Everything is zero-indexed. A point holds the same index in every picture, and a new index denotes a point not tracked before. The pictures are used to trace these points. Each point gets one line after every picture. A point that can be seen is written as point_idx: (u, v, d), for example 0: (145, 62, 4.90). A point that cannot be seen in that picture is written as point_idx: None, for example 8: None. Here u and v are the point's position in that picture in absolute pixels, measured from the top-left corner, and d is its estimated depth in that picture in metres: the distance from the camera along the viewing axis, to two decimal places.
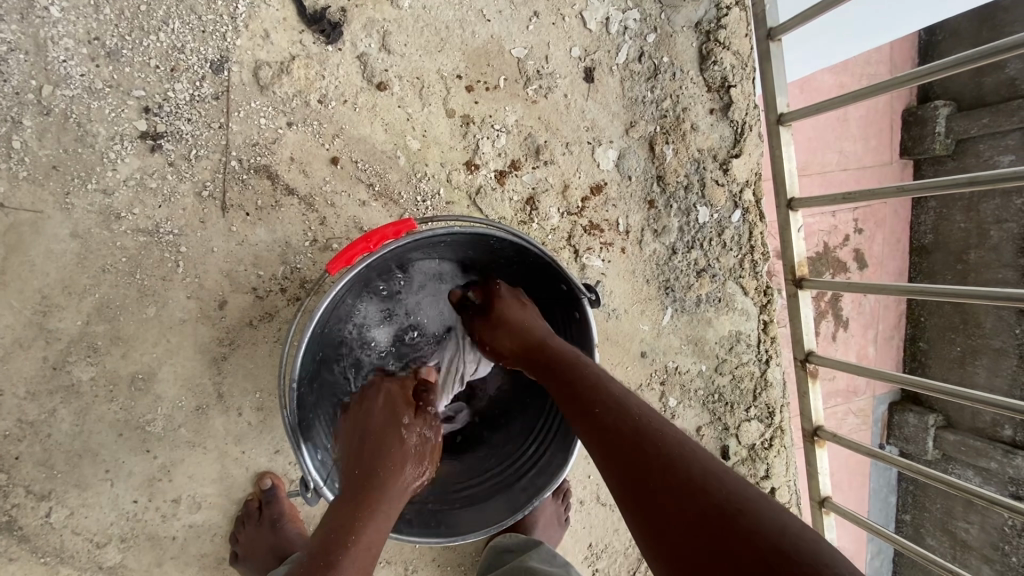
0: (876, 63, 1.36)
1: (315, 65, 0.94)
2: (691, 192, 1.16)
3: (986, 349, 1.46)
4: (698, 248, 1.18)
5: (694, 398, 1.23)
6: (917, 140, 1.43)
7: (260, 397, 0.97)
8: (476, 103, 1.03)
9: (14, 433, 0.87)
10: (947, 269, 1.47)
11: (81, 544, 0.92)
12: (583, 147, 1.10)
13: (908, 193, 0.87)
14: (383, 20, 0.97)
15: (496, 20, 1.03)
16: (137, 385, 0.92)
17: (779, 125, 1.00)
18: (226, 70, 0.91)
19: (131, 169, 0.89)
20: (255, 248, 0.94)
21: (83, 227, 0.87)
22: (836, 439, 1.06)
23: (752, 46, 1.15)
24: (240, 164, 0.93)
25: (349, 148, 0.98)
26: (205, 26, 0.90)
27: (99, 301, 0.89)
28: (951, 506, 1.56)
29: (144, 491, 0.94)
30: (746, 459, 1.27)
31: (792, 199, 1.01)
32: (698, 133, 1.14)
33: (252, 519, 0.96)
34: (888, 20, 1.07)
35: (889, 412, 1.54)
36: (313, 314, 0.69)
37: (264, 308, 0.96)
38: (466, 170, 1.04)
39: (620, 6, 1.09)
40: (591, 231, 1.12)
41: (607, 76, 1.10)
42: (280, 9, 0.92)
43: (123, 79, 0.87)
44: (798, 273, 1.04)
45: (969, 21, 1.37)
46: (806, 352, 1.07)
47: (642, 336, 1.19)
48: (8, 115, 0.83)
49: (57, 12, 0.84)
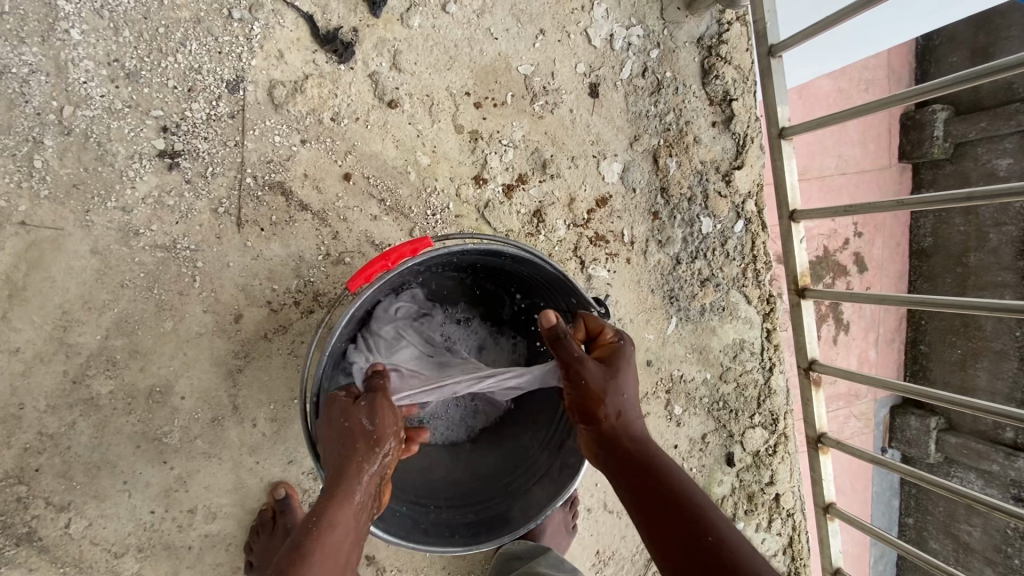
0: (873, 68, 1.39)
1: (328, 83, 0.97)
2: (694, 204, 1.18)
3: (986, 351, 1.47)
4: (702, 258, 1.20)
5: (699, 405, 1.25)
6: (915, 143, 1.46)
7: (274, 407, 0.99)
8: (484, 119, 1.06)
9: (35, 445, 0.89)
10: (947, 273, 1.49)
11: (100, 554, 0.93)
12: (589, 161, 1.12)
13: (907, 207, 0.89)
14: (393, 40, 1.00)
15: (503, 38, 1.06)
16: (154, 398, 0.93)
17: (780, 139, 1.02)
18: (242, 90, 0.93)
19: (149, 187, 0.91)
20: (269, 262, 0.97)
21: (102, 243, 0.90)
22: (840, 446, 1.08)
23: (752, 61, 1.17)
24: (255, 180, 0.95)
25: (361, 164, 1.00)
26: (221, 47, 0.92)
27: (118, 316, 0.91)
28: (953, 509, 1.57)
29: (161, 502, 0.96)
30: (751, 465, 1.29)
31: (793, 210, 1.03)
32: (701, 146, 1.17)
33: (265, 529, 0.97)
34: (892, 24, 1.10)
35: (891, 416, 1.56)
36: (333, 330, 0.71)
37: (279, 321, 0.98)
38: (475, 184, 1.06)
39: (624, 23, 1.11)
40: (596, 242, 1.14)
41: (612, 91, 1.12)
42: (294, 29, 0.95)
43: (142, 100, 0.90)
44: (801, 283, 1.06)
45: (964, 29, 1.39)
46: (809, 359, 1.09)
47: (648, 345, 1.20)
48: (30, 135, 0.86)
49: (78, 35, 0.87)
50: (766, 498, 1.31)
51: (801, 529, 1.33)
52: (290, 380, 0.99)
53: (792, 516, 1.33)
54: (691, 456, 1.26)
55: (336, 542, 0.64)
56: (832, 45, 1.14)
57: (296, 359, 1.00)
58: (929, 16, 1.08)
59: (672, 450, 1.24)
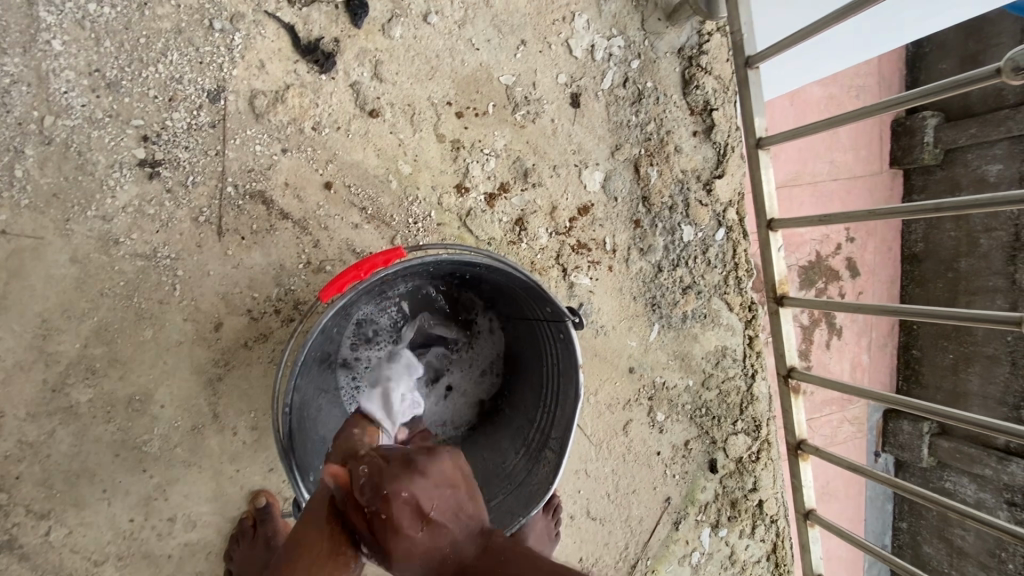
0: (864, 75, 1.41)
1: (309, 93, 0.98)
2: (675, 213, 1.19)
3: (978, 356, 1.47)
4: (683, 266, 1.21)
5: (681, 412, 1.26)
6: (906, 150, 1.47)
7: (254, 416, 0.99)
8: (466, 128, 1.07)
9: (14, 454, 0.89)
10: (938, 277, 1.50)
11: (78, 563, 0.93)
12: (570, 170, 1.13)
13: (879, 217, 0.91)
14: (375, 50, 1.01)
15: (484, 48, 1.07)
16: (134, 406, 0.93)
17: (758, 148, 1.03)
18: (223, 100, 0.94)
19: (130, 196, 0.91)
20: (249, 270, 0.97)
21: (82, 252, 0.90)
22: (818, 453, 1.08)
23: (732, 71, 1.19)
24: (236, 189, 0.95)
25: (343, 173, 1.01)
26: (203, 57, 0.93)
27: (97, 324, 0.91)
28: (947, 514, 1.57)
29: (140, 510, 0.95)
30: (733, 471, 1.30)
31: (771, 219, 1.04)
32: (682, 155, 1.18)
33: (246, 537, 0.97)
34: (882, 30, 1.11)
35: (884, 420, 1.59)
36: (305, 341, 0.71)
37: (259, 329, 0.98)
38: (456, 193, 1.07)
39: (604, 34, 1.13)
40: (578, 250, 1.15)
41: (593, 100, 1.13)
42: (276, 40, 0.96)
43: (123, 110, 0.90)
44: (779, 292, 1.07)
45: (956, 33, 1.41)
46: (787, 367, 1.10)
47: (630, 352, 1.21)
48: (11, 145, 0.86)
49: (59, 46, 0.87)
50: (750, 505, 1.31)
51: (784, 535, 1.34)
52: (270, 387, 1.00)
53: (776, 522, 1.33)
54: (673, 463, 1.26)
55: (324, 542, 0.62)
56: (821, 53, 1.14)
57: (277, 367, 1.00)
58: (919, 20, 1.09)
59: (655, 456, 1.25)
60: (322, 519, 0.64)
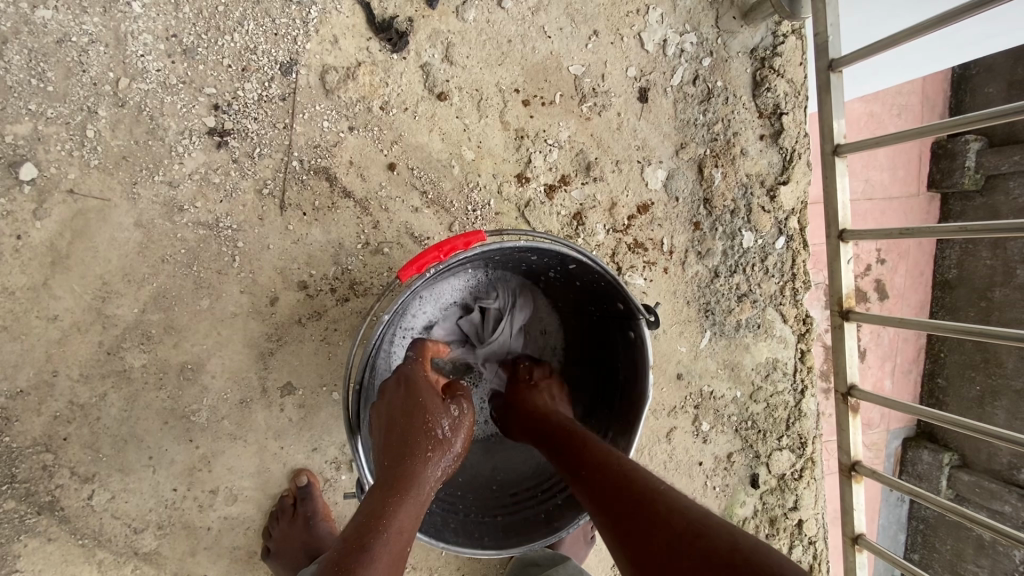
0: (908, 93, 1.34)
1: (380, 72, 0.96)
2: (737, 217, 1.15)
3: (1005, 390, 1.43)
4: (741, 273, 1.17)
5: (727, 424, 1.22)
6: (945, 173, 1.42)
7: (302, 393, 0.99)
8: (532, 117, 1.05)
9: (65, 414, 0.89)
10: (971, 306, 1.44)
11: (119, 528, 0.93)
12: (633, 166, 1.11)
13: (969, 233, 0.85)
14: (448, 32, 0.99)
15: (556, 36, 1.05)
16: (186, 374, 0.93)
17: (835, 156, 0.99)
18: (294, 73, 0.93)
19: (197, 164, 0.91)
20: (309, 247, 0.96)
21: (147, 217, 0.90)
22: (873, 475, 1.04)
23: (806, 75, 1.15)
24: (301, 164, 0.94)
25: (406, 155, 0.99)
26: (278, 29, 0.92)
27: (155, 291, 0.91)
28: (963, 549, 1.51)
29: (183, 480, 0.95)
30: (775, 488, 1.26)
31: (844, 230, 1.01)
32: (748, 158, 1.14)
33: (285, 516, 0.96)
34: (952, 48, 1.08)
35: (902, 448, 1.51)
36: (381, 319, 0.70)
37: (313, 307, 0.97)
38: (517, 182, 1.05)
39: (678, 29, 1.09)
40: (634, 249, 1.12)
41: (661, 97, 1.10)
42: (350, 16, 0.95)
43: (197, 77, 0.90)
44: (845, 305, 1.03)
45: (1005, 58, 1.35)
46: (848, 385, 1.05)
47: (679, 358, 1.18)
48: (84, 105, 0.86)
49: (139, 9, 0.87)
50: (789, 524, 1.27)
51: (822, 559, 1.29)
52: (320, 367, 0.99)
53: (815, 545, 1.29)
54: (715, 475, 1.23)
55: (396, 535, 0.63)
56: (901, 60, 1.10)
57: (328, 347, 0.99)
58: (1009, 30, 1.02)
59: (697, 466, 1.22)
60: (401, 527, 0.64)
